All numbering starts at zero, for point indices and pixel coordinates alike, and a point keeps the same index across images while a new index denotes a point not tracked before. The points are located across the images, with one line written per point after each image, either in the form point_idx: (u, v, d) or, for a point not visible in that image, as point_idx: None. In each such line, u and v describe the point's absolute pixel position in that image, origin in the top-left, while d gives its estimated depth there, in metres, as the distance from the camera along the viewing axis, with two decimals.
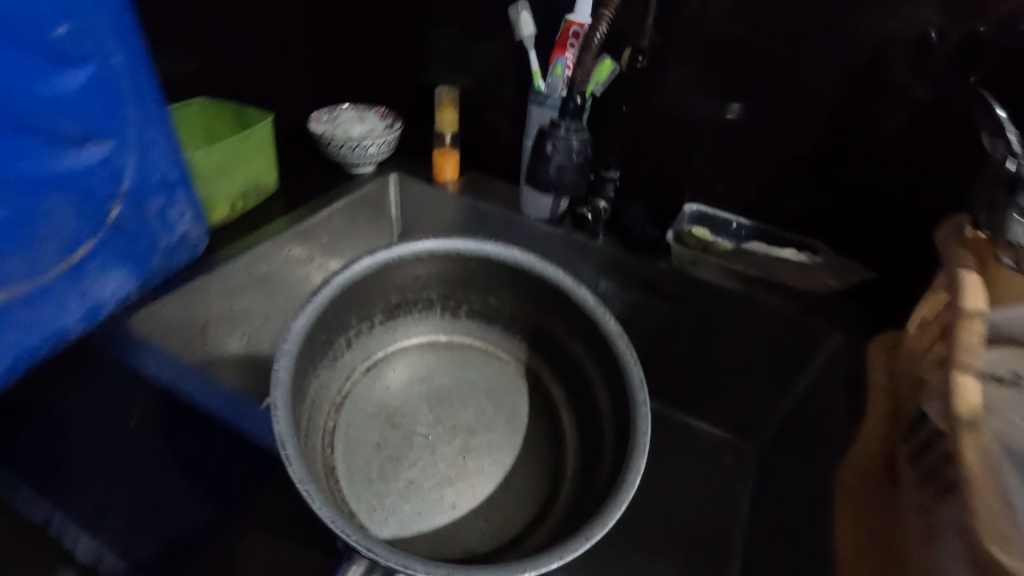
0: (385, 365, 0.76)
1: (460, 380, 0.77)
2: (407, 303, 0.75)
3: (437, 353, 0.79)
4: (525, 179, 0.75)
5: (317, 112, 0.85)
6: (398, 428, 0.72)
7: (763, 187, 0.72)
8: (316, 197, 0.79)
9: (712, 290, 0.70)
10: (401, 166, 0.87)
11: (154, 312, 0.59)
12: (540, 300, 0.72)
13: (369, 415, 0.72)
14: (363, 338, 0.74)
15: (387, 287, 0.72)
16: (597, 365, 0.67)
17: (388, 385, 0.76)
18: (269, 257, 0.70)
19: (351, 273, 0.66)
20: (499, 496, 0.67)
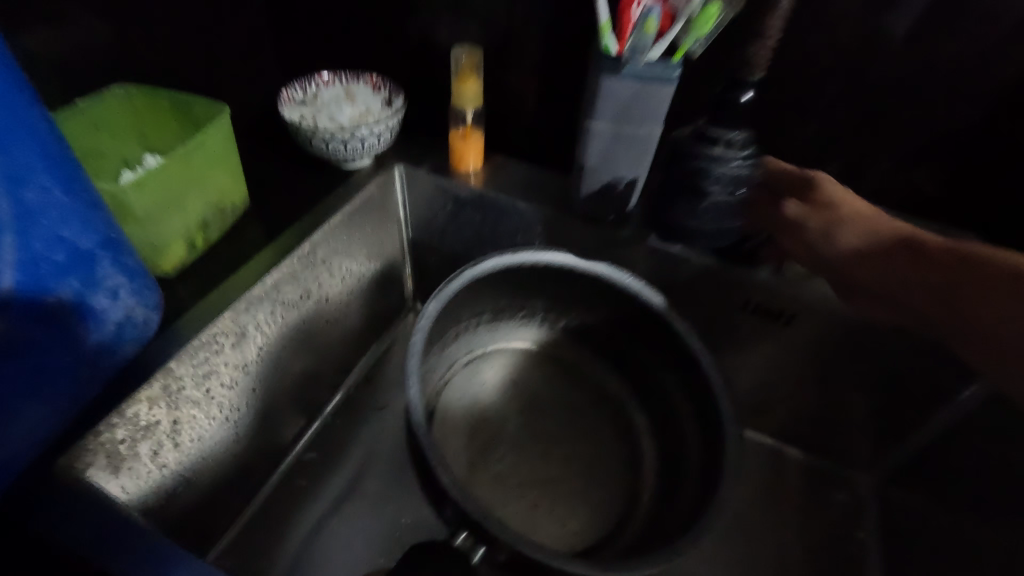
0: (486, 358, 0.61)
1: (559, 389, 0.61)
2: (511, 297, 0.60)
3: (533, 358, 0.62)
4: (583, 175, 0.56)
5: (288, 89, 0.63)
6: (487, 421, 0.58)
7: (896, 166, 0.55)
8: (303, 213, 0.59)
9: (838, 311, 0.54)
10: (406, 153, 0.67)
11: (111, 429, 0.40)
12: (635, 329, 0.54)
13: (463, 404, 0.59)
14: (469, 332, 0.60)
15: (504, 285, 0.57)
16: (683, 391, 0.51)
17: (485, 385, 0.60)
18: (252, 309, 0.51)
19: (477, 269, 0.52)
20: (585, 505, 0.54)
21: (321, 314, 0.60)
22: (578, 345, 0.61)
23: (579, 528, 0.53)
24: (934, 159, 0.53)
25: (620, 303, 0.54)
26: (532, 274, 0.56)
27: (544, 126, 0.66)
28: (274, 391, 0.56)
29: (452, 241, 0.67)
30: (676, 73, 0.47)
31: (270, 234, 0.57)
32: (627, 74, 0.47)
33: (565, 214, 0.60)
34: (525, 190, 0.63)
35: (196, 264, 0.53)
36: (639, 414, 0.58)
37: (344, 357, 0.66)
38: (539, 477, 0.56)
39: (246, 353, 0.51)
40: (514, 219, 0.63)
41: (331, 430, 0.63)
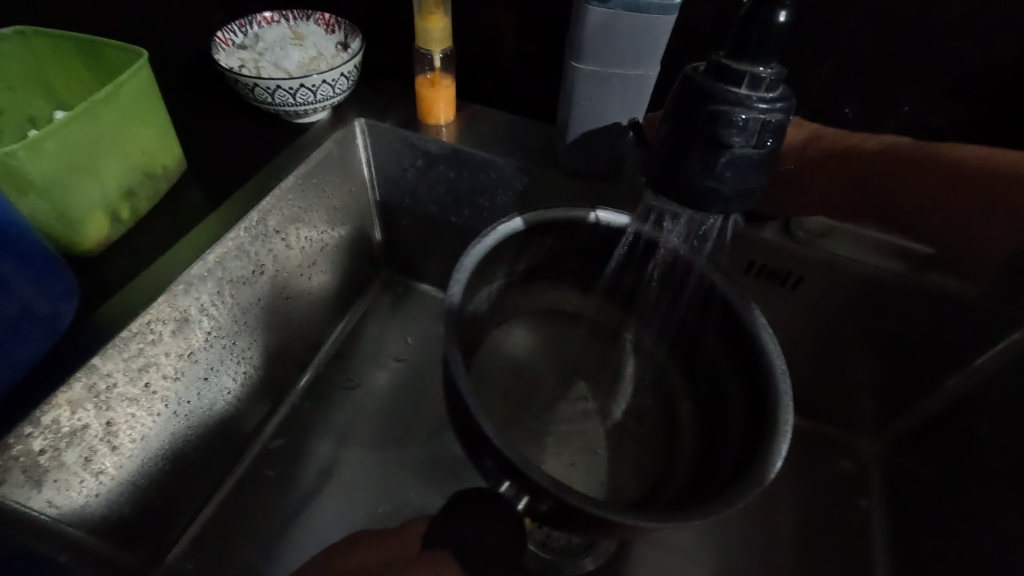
0: (523, 321, 0.56)
1: (597, 350, 0.56)
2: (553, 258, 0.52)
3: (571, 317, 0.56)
4: (568, 125, 0.49)
5: (225, 30, 0.55)
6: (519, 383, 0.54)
7: (918, 109, 0.49)
8: (250, 175, 0.52)
9: (850, 272, 0.49)
10: (367, 103, 0.59)
11: (34, 426, 0.35)
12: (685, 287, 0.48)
13: (497, 365, 0.54)
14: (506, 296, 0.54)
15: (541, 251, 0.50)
16: (720, 343, 0.45)
17: (519, 350, 0.55)
18: (194, 289, 0.44)
19: (511, 226, 0.46)
20: (626, 462, 0.50)
21: (280, 290, 0.54)
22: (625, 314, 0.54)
23: (620, 484, 0.49)
24: (964, 98, 0.47)
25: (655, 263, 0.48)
26: (569, 236, 0.49)
27: (522, 68, 0.58)
28: (230, 378, 0.51)
29: (424, 202, 0.61)
30: (676, 1, 0.40)
31: (213, 199, 0.50)
32: (617, 3, 0.40)
33: (549, 169, 0.53)
34: (502, 142, 0.56)
35: (127, 238, 0.46)
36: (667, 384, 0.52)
37: (310, 335, 0.60)
38: (577, 433, 0.53)
39: (192, 339, 0.45)
40: (492, 176, 0.56)
41: (299, 414, 0.58)
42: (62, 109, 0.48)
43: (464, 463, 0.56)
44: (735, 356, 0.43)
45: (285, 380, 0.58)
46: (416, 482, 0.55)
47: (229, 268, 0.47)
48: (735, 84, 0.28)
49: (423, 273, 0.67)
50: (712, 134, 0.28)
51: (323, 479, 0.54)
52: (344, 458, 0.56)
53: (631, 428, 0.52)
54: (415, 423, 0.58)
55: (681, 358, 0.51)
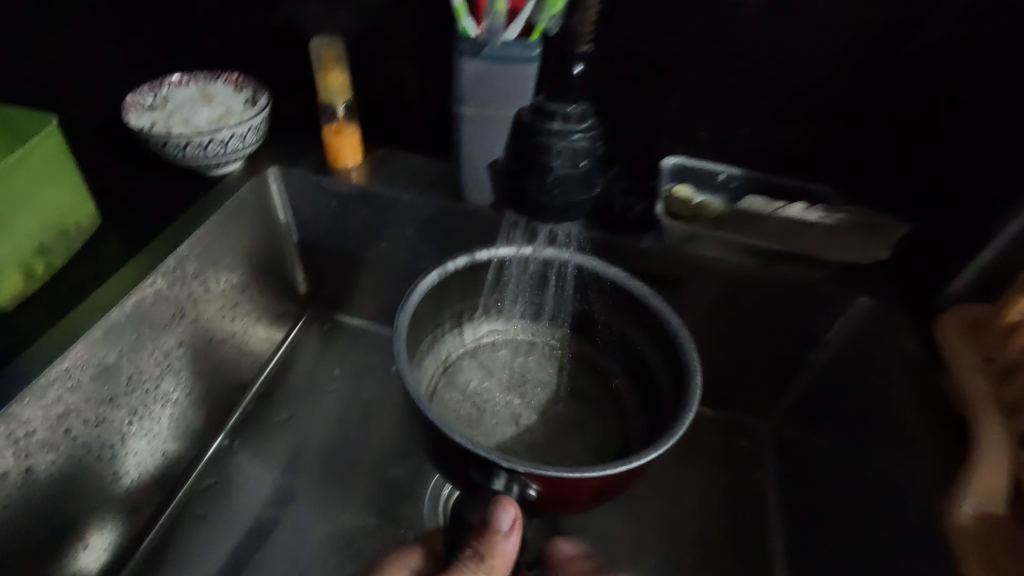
0: (464, 360, 0.56)
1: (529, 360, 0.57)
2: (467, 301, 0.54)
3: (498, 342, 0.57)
4: (461, 161, 0.55)
5: (135, 93, 0.58)
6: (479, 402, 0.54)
7: (755, 132, 0.58)
8: (167, 224, 0.55)
9: (716, 272, 0.56)
10: (280, 153, 0.64)
11: None
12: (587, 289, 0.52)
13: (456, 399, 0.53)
14: (439, 346, 0.54)
15: (471, 290, 0.53)
16: (627, 324, 0.51)
17: (467, 379, 0.55)
18: (113, 336, 0.47)
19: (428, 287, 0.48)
20: (603, 430, 0.53)
21: (203, 333, 0.56)
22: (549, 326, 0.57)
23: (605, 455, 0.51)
24: (787, 117, 0.56)
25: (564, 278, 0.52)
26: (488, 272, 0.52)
27: (423, 115, 0.65)
28: (153, 422, 0.53)
29: (342, 239, 0.65)
30: (535, 52, 0.47)
31: (129, 249, 0.53)
32: (486, 56, 0.47)
33: (452, 202, 0.59)
34: (408, 180, 0.61)
35: (41, 291, 0.48)
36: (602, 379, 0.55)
37: (236, 375, 0.62)
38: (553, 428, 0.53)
39: (113, 386, 0.48)
40: (400, 210, 0.61)
41: (228, 454, 0.59)
42: None
43: (396, 482, 0.59)
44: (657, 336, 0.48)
45: (212, 420, 0.59)
46: (351, 507, 0.57)
47: (149, 315, 0.50)
48: (551, 120, 0.36)
49: (348, 308, 0.71)
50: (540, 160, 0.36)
51: (256, 514, 0.55)
52: (277, 493, 0.57)
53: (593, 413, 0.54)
54: (347, 450, 0.61)
55: (603, 348, 0.55)
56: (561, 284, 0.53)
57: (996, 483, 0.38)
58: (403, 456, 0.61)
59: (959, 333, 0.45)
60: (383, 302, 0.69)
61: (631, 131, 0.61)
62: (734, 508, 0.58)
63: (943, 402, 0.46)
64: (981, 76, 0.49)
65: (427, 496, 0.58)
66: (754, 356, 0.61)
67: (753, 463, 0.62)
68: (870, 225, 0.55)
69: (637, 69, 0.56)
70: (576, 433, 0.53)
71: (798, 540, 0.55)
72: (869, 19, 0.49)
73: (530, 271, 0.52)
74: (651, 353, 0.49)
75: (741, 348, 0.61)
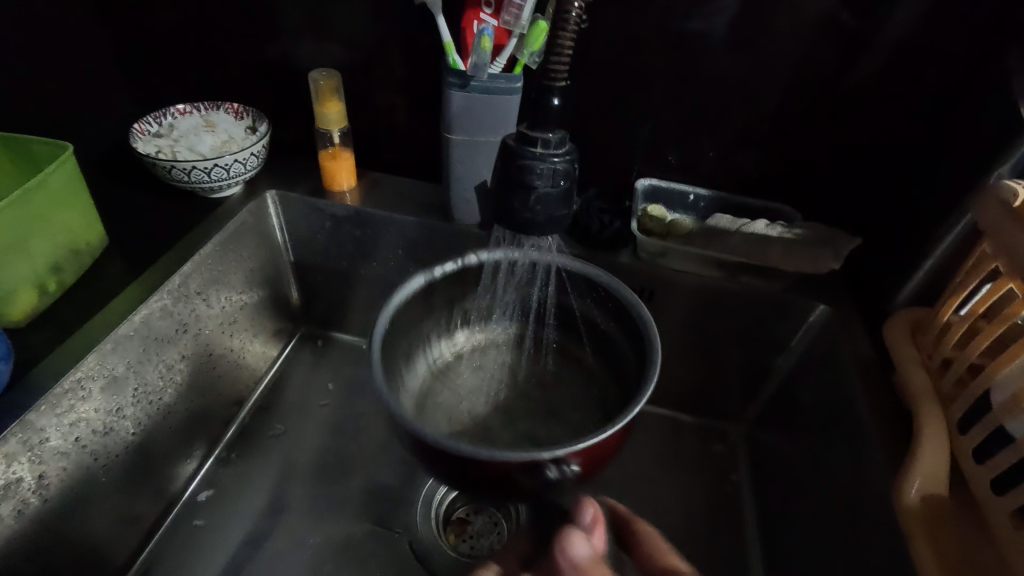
0: (436, 357, 0.58)
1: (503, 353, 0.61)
2: (436, 310, 0.55)
3: (468, 337, 0.60)
4: (450, 184, 0.59)
5: (141, 122, 0.62)
6: (442, 403, 0.57)
7: (718, 156, 0.63)
8: (171, 245, 0.58)
9: (687, 284, 0.61)
10: (277, 178, 0.67)
11: None
12: (557, 286, 0.55)
13: (433, 403, 0.56)
14: (412, 355, 0.55)
15: (448, 301, 0.55)
16: (598, 315, 0.54)
17: (450, 375, 0.59)
18: (122, 348, 0.50)
19: (393, 306, 0.49)
20: (573, 413, 0.57)
21: (204, 348, 0.59)
22: (521, 325, 0.60)
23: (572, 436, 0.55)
24: (747, 142, 0.62)
25: (538, 277, 0.55)
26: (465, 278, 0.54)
27: (413, 141, 0.69)
28: (154, 434, 0.55)
29: (335, 259, 0.68)
30: (517, 85, 0.52)
31: (135, 269, 0.56)
32: (472, 88, 0.52)
33: (440, 222, 0.63)
34: (400, 202, 0.65)
35: (51, 307, 0.51)
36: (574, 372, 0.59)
37: (233, 390, 0.64)
38: (520, 424, 0.57)
39: (120, 398, 0.50)
40: (391, 231, 0.65)
41: (226, 464, 0.61)
42: None
43: (390, 490, 0.61)
44: (626, 324, 0.51)
45: (210, 433, 0.62)
46: (347, 515, 0.59)
47: (156, 331, 0.53)
48: (533, 146, 0.40)
49: (340, 325, 0.74)
50: (521, 182, 0.40)
51: (253, 524, 0.57)
52: (274, 502, 0.59)
53: (561, 400, 0.58)
54: (342, 461, 0.63)
55: (567, 334, 0.58)
56: (535, 285, 0.55)
57: (935, 466, 0.42)
58: (395, 465, 0.63)
59: (903, 333, 0.50)
60: (374, 318, 0.72)
61: (605, 156, 0.66)
62: (709, 508, 0.62)
63: (891, 398, 0.50)
64: (915, 106, 0.55)
65: (420, 502, 0.60)
66: (725, 364, 0.65)
67: (727, 466, 0.65)
68: (825, 240, 0.59)
69: (609, 100, 0.62)
70: (551, 424, 0.57)
71: (769, 536, 0.58)
72: (815, 56, 0.55)
73: (512, 276, 0.55)
74: (621, 345, 0.52)
75: (712, 355, 0.65)
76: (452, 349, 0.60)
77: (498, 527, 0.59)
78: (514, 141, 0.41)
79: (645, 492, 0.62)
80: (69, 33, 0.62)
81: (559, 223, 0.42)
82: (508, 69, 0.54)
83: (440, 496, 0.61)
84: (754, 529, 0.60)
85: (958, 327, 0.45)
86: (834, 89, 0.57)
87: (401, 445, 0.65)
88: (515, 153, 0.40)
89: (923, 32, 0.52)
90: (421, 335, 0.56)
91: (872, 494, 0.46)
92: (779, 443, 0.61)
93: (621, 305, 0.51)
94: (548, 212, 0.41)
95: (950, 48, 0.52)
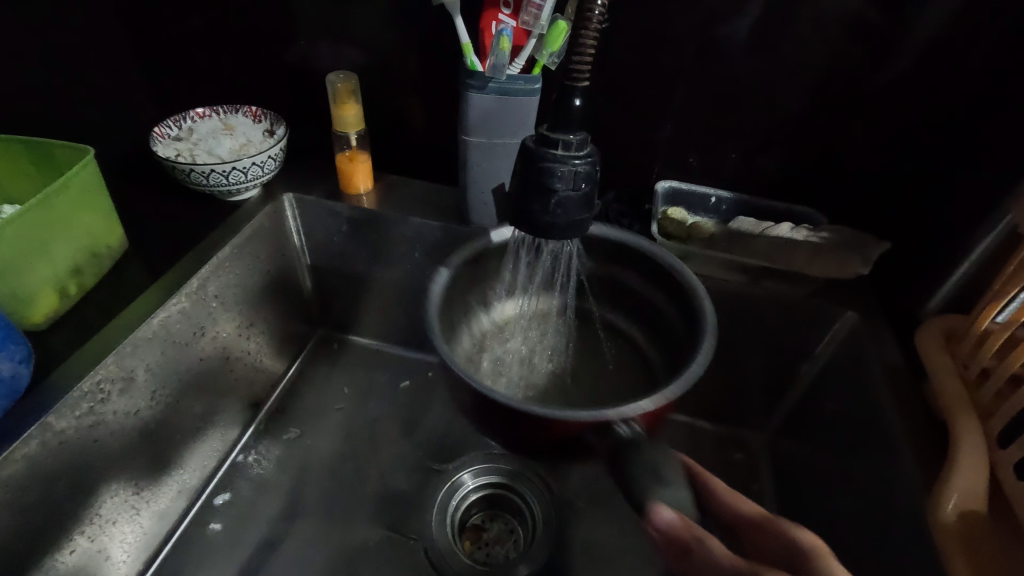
0: (496, 326, 0.56)
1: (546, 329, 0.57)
2: (490, 281, 0.53)
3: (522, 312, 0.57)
4: (467, 186, 0.58)
5: (161, 125, 0.62)
6: (518, 364, 0.57)
7: (741, 158, 0.62)
8: (190, 247, 0.58)
9: (709, 288, 0.59)
10: (294, 180, 0.67)
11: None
12: (603, 253, 0.54)
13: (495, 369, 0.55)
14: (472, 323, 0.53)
15: (485, 277, 0.53)
16: (640, 279, 0.53)
17: (507, 339, 0.57)
18: (141, 351, 0.50)
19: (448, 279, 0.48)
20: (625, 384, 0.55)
21: (221, 350, 0.59)
22: (562, 298, 0.57)
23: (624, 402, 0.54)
24: (771, 144, 0.60)
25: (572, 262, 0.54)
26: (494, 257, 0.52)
27: (430, 143, 0.68)
28: (171, 436, 0.55)
29: (351, 261, 0.68)
30: (535, 86, 0.51)
31: (153, 272, 0.56)
32: (490, 89, 0.51)
33: (457, 224, 0.62)
34: (417, 205, 0.65)
35: (71, 310, 0.51)
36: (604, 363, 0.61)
37: (249, 393, 0.64)
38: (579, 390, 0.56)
39: (137, 399, 0.50)
40: (408, 234, 0.64)
41: (243, 467, 0.61)
42: (9, 202, 0.53)
43: (406, 495, 0.60)
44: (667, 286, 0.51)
45: (227, 436, 0.62)
46: (363, 521, 0.58)
47: (173, 334, 0.53)
48: (554, 148, 0.39)
49: (356, 328, 0.73)
50: (542, 184, 0.39)
51: (269, 529, 0.57)
52: (290, 506, 0.59)
53: (622, 372, 0.55)
54: (357, 466, 0.62)
55: (613, 315, 0.56)
56: (574, 259, 0.54)
57: (976, 481, 0.40)
58: (411, 470, 0.63)
59: (936, 340, 0.49)
60: (390, 322, 0.72)
61: (624, 157, 0.65)
62: None
63: (924, 408, 0.49)
64: (947, 105, 0.53)
65: (435, 508, 0.59)
66: (747, 370, 0.64)
67: (749, 476, 0.64)
68: (853, 244, 0.57)
69: (628, 101, 0.61)
70: (601, 383, 0.57)
71: None
72: (842, 55, 0.53)
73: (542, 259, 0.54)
74: (666, 319, 0.51)
75: (733, 360, 0.64)
76: (498, 324, 0.56)
77: (514, 534, 0.59)
78: (536, 142, 0.40)
79: None
80: (91, 38, 0.63)
81: (581, 225, 0.41)
82: (527, 70, 0.53)
83: (456, 502, 0.60)
84: None
85: (997, 335, 0.43)
86: (862, 90, 0.55)
87: (417, 450, 0.64)
88: (537, 154, 0.39)
89: (956, 29, 0.50)
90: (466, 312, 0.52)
91: (904, 510, 0.44)
92: (804, 452, 0.59)
93: (665, 272, 0.51)
94: (570, 214, 0.40)
95: (984, 46, 0.50)
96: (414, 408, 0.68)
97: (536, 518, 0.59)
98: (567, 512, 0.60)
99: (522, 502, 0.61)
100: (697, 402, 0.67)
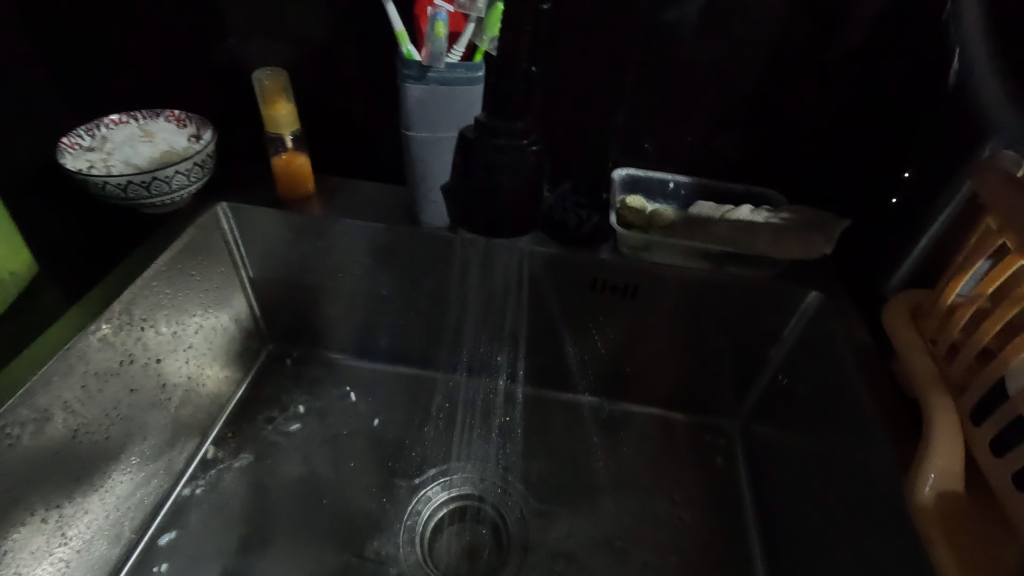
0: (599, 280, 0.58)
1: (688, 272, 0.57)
2: (492, 300, 0.61)
3: (522, 310, 0.61)
4: (417, 185, 0.56)
5: (70, 135, 0.57)
6: (543, 343, 0.64)
7: (694, 142, 0.60)
8: (111, 268, 0.53)
9: (675, 276, 0.57)
10: (227, 188, 0.63)
11: None
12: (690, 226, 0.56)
13: (536, 357, 0.65)
14: (519, 317, 0.62)
15: (532, 271, 0.58)
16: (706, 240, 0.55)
17: (542, 327, 0.62)
18: (52, 389, 0.45)
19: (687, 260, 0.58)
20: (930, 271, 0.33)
21: (154, 378, 0.54)
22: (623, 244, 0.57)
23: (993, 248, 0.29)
24: (725, 125, 0.58)
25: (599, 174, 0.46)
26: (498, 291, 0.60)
27: (372, 141, 0.65)
28: (106, 476, 0.50)
29: (299, 273, 0.64)
30: (477, 74, 0.49)
31: (72, 297, 0.51)
32: (430, 79, 0.48)
33: (406, 226, 0.59)
34: (363, 207, 0.61)
35: None
36: (561, 357, 0.65)
37: (193, 419, 0.60)
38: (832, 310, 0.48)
39: (56, 441, 0.45)
40: (354, 239, 0.61)
41: (189, 503, 0.56)
42: None
43: (372, 515, 0.57)
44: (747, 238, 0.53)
45: (169, 467, 0.57)
46: (325, 548, 0.54)
47: (89, 370, 0.48)
48: (495, 137, 0.43)
49: (309, 339, 0.69)
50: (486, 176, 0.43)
51: (224, 566, 0.52)
52: (248, 539, 0.54)
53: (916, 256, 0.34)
54: (323, 490, 0.58)
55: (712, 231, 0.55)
56: (523, 269, 0.58)
57: (951, 459, 0.39)
58: (375, 487, 0.59)
59: (904, 316, 0.48)
60: (345, 334, 0.68)
61: (577, 144, 0.62)
62: (707, 508, 0.59)
63: (897, 386, 0.48)
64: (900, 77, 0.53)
65: (405, 520, 0.57)
66: (714, 361, 0.62)
67: (721, 463, 0.63)
68: (815, 223, 0.56)
69: (577, 90, 0.58)
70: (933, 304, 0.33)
71: (772, 535, 0.56)
72: (797, 29, 0.52)
73: (512, 267, 0.58)
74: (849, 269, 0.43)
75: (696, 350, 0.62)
76: (508, 339, 0.64)
77: (486, 544, 0.56)
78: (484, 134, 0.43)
79: (643, 501, 0.59)
80: None
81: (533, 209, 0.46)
82: (467, 58, 0.51)
83: (425, 517, 0.57)
84: (757, 533, 0.58)
85: (965, 307, 0.42)
86: (811, 68, 0.54)
87: (383, 467, 0.61)
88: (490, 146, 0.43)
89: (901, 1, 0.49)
90: (520, 321, 0.62)
91: (882, 496, 0.43)
92: (772, 434, 0.59)
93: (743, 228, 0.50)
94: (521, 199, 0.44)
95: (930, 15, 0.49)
96: (376, 421, 0.65)
97: (509, 525, 0.57)
98: (543, 516, 0.58)
99: (496, 512, 0.58)
100: (666, 394, 0.65)
